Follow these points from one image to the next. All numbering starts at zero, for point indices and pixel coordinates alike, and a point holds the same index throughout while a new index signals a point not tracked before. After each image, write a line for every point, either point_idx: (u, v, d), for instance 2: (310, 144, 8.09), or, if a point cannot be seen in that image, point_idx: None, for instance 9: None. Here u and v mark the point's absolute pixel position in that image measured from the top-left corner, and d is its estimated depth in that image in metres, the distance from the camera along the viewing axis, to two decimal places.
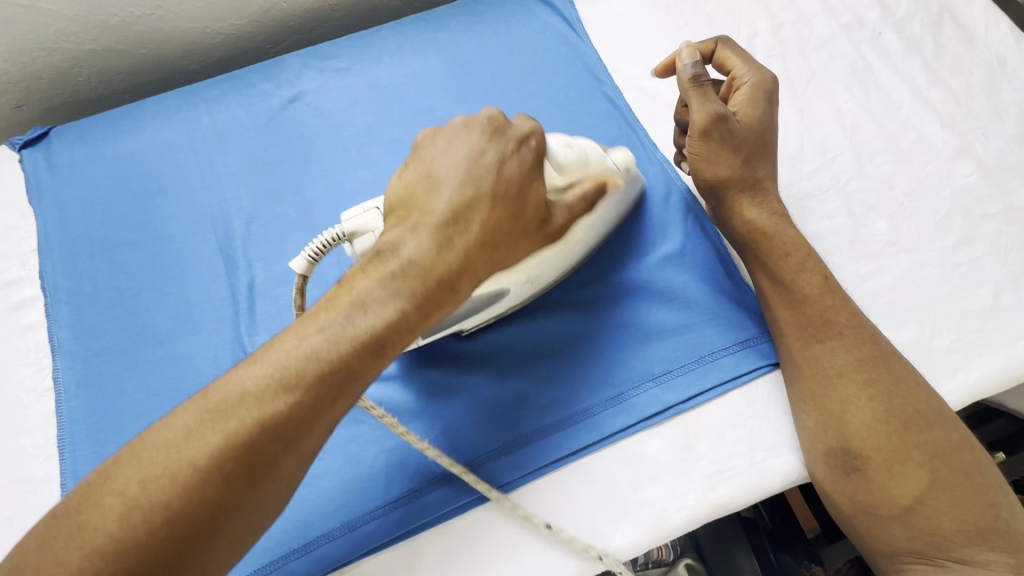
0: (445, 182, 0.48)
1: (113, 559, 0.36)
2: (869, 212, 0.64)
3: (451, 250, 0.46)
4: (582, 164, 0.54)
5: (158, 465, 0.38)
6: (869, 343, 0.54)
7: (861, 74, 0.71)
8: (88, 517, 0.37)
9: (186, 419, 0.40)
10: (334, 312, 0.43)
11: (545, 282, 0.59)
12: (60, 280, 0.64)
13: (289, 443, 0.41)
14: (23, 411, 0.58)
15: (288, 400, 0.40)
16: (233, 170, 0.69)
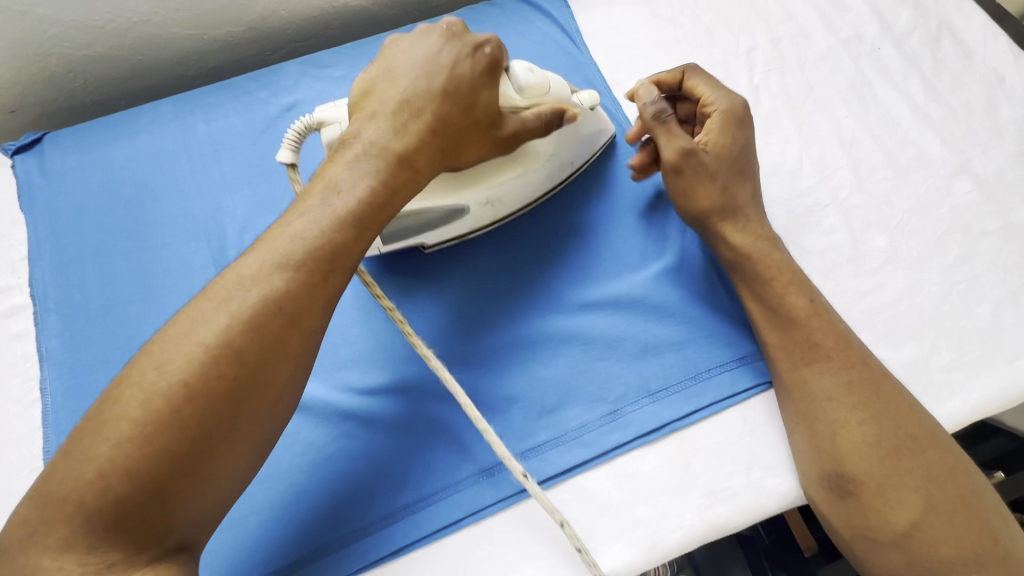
0: (402, 78, 0.52)
1: (141, 442, 0.39)
2: (867, 228, 0.64)
3: (405, 134, 0.50)
4: (542, 86, 0.55)
5: (171, 351, 0.41)
6: (859, 364, 0.53)
7: (859, 89, 0.71)
8: (112, 413, 0.40)
9: (189, 314, 0.43)
10: (310, 201, 0.47)
11: (509, 205, 0.62)
12: (50, 288, 0.63)
13: (293, 316, 0.44)
14: (8, 422, 0.57)
15: (283, 278, 0.44)
16: (228, 179, 0.69)
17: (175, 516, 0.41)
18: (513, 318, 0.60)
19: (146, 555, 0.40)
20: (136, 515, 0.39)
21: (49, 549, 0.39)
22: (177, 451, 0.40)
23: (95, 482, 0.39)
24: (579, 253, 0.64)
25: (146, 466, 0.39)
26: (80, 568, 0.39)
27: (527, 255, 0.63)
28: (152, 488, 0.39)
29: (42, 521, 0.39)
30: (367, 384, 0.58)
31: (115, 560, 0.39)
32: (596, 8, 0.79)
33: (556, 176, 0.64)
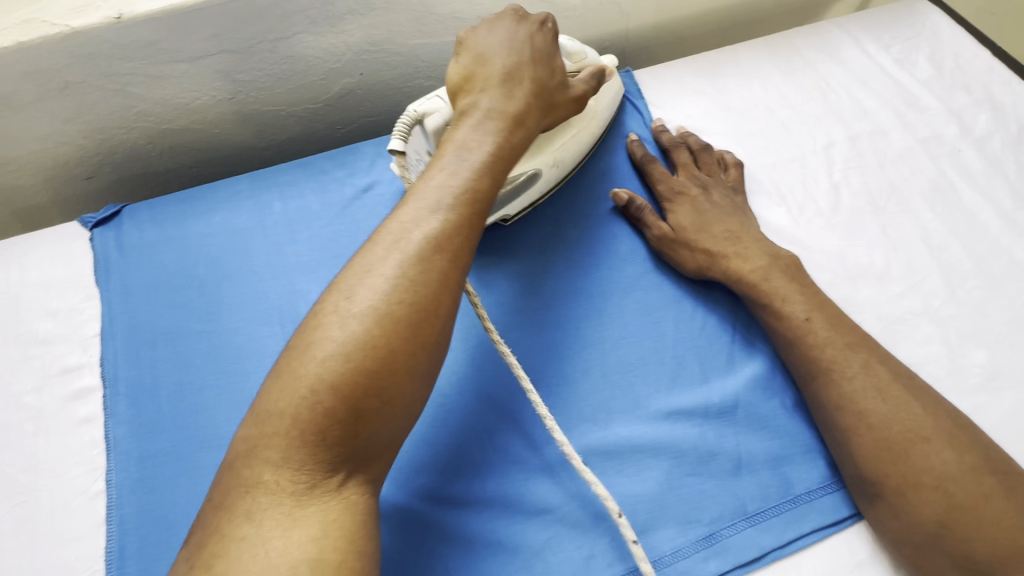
0: (494, 56, 0.58)
1: (343, 360, 0.42)
2: (964, 341, 0.61)
3: (514, 98, 0.56)
4: (581, 52, 0.65)
5: (358, 285, 0.45)
6: (865, 372, 0.55)
7: (943, 191, 0.70)
8: (311, 339, 0.43)
9: (363, 258, 0.47)
10: (447, 156, 0.52)
11: (569, 163, 0.69)
12: (121, 370, 0.62)
13: (453, 253, 0.47)
14: (71, 516, 0.55)
15: (441, 216, 0.48)
16: (303, 261, 0.68)
17: (364, 438, 0.43)
18: (597, 418, 0.58)
19: (340, 478, 0.42)
20: (338, 432, 0.42)
21: (270, 462, 0.41)
22: (371, 367, 0.42)
23: (307, 398, 0.42)
24: (663, 353, 0.61)
25: (346, 382, 0.42)
26: (291, 487, 0.41)
27: (608, 353, 0.61)
28: (351, 407, 0.42)
29: (258, 441, 0.42)
30: (447, 492, 0.55)
31: (318, 480, 0.41)
32: (670, 99, 0.80)
33: (596, 133, 0.72)
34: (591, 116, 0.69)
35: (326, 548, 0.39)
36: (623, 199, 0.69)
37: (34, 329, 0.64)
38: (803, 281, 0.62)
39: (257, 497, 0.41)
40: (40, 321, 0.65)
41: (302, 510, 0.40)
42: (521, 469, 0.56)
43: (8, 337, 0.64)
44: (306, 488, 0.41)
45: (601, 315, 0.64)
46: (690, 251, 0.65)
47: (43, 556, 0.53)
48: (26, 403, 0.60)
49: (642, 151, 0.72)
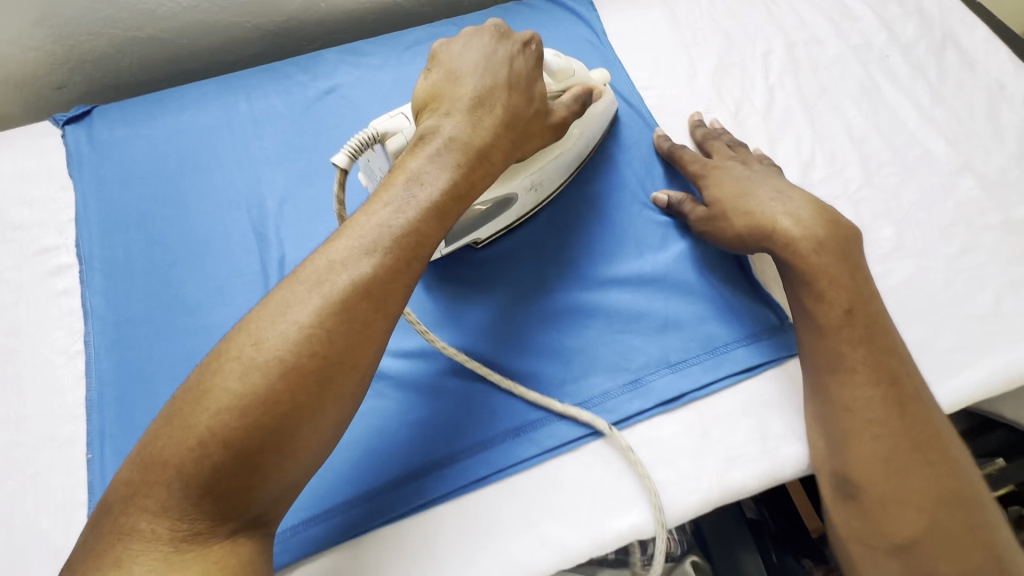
0: (468, 78, 0.57)
1: (236, 414, 0.42)
2: (876, 219, 0.67)
3: (482, 127, 0.54)
4: (567, 70, 0.64)
5: (268, 330, 0.44)
6: (887, 388, 0.52)
7: (869, 92, 0.76)
8: (209, 385, 0.43)
9: (284, 294, 0.46)
10: (395, 188, 0.50)
11: (550, 185, 0.67)
12: (96, 249, 0.66)
13: (381, 301, 0.47)
14: (53, 371, 0.60)
15: (371, 262, 0.47)
16: (268, 155, 0.72)
17: (259, 490, 0.43)
18: (555, 315, 0.62)
19: (228, 528, 0.43)
20: (227, 484, 0.42)
21: (147, 510, 0.41)
22: (269, 425, 0.43)
23: (194, 450, 0.41)
24: (605, 234, 0.67)
25: (239, 435, 0.42)
26: (170, 533, 0.41)
27: (554, 234, 0.67)
28: (246, 458, 0.42)
29: (138, 488, 0.42)
30: (400, 347, 0.61)
31: (201, 529, 0.42)
32: (621, 10, 0.83)
33: (581, 157, 0.69)
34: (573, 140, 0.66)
35: None
36: (662, 201, 0.68)
37: (11, 215, 0.68)
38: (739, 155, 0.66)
39: (129, 544, 0.41)
40: (16, 208, 0.68)
41: (177, 561, 0.41)
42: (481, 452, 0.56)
43: None
44: (186, 535, 0.41)
45: (567, 229, 0.67)
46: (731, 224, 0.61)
47: (28, 404, 0.58)
48: (6, 278, 0.64)
49: (626, 80, 0.76)
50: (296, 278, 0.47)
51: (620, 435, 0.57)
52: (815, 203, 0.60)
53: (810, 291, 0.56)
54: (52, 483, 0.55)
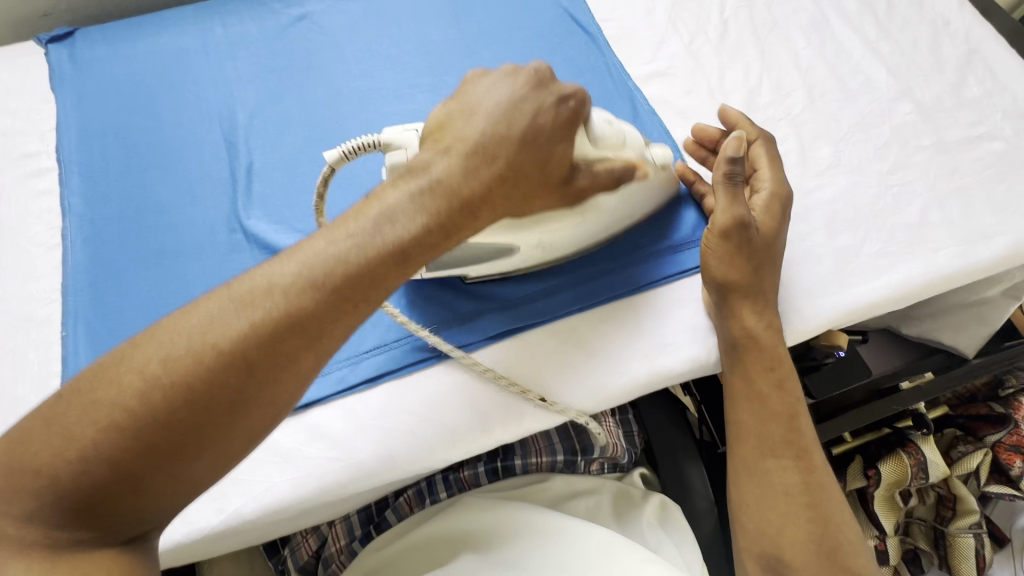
0: (479, 115, 0.51)
1: (127, 432, 0.37)
2: (815, 139, 0.70)
3: (474, 175, 0.48)
4: (617, 136, 0.57)
5: (179, 345, 0.39)
6: (808, 472, 0.54)
7: (819, 26, 0.78)
8: (99, 395, 0.38)
9: (208, 306, 0.41)
10: (363, 220, 0.45)
11: (562, 248, 0.62)
12: (74, 154, 0.69)
13: (310, 337, 0.42)
14: (32, 261, 0.64)
15: (313, 297, 0.42)
16: (241, 74, 0.75)
17: (145, 510, 0.38)
18: (519, 301, 0.62)
19: (109, 542, 0.38)
20: (108, 503, 0.37)
21: (16, 514, 0.36)
22: (161, 450, 0.38)
23: (76, 463, 0.36)
24: None
25: (126, 455, 0.37)
26: (39, 540, 0.36)
27: None
28: (131, 479, 0.37)
29: (4, 492, 0.37)
30: None
31: (76, 540, 0.37)
32: None
33: (612, 227, 0.63)
34: (603, 212, 0.59)
35: None
36: (732, 150, 0.59)
37: None
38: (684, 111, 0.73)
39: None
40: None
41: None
42: (424, 460, 0.56)
43: None
44: (64, 543, 0.37)
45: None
46: (733, 271, 0.58)
47: (9, 288, 0.62)
48: None
49: (586, 10, 0.79)
50: (227, 291, 0.41)
51: (561, 324, 0.61)
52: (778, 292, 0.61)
53: (768, 378, 0.57)
54: (29, 355, 0.59)
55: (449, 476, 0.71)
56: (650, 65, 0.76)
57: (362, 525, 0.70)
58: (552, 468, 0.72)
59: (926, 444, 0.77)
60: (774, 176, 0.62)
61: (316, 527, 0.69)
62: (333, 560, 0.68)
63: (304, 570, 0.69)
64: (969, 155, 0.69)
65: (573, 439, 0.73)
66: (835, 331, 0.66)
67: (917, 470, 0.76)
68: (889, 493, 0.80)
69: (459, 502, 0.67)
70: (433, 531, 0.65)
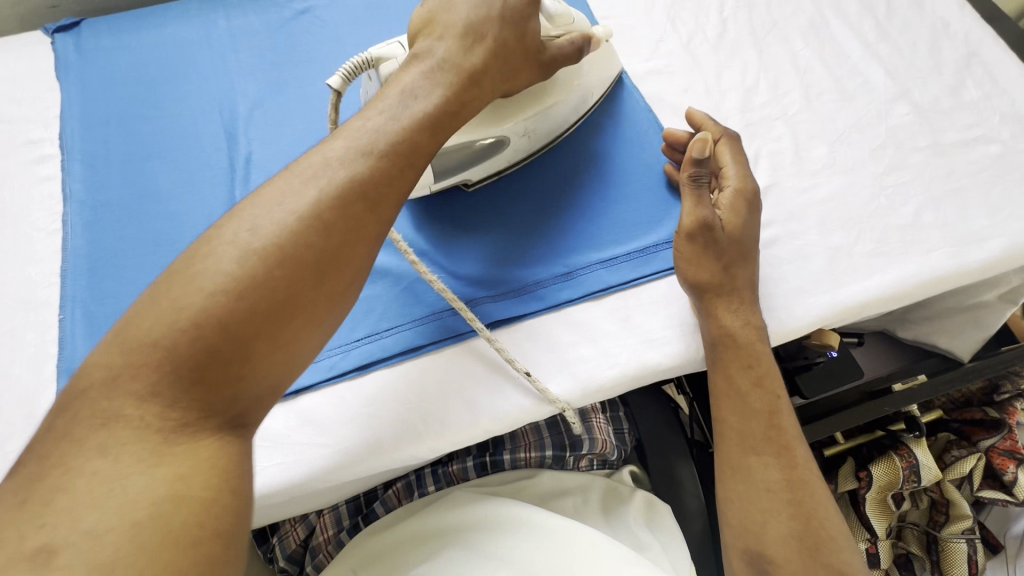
0: (459, 4, 0.55)
1: (231, 296, 0.40)
2: (811, 139, 0.70)
3: (474, 53, 0.53)
4: (566, 16, 0.60)
5: (263, 216, 0.42)
6: (790, 467, 0.54)
7: (818, 27, 0.79)
8: (199, 269, 0.41)
9: (275, 186, 0.44)
10: (389, 98, 0.49)
11: (541, 136, 0.66)
12: (77, 142, 0.70)
13: (373, 200, 0.46)
14: (32, 245, 0.65)
15: (367, 163, 0.46)
16: (243, 65, 0.76)
17: (251, 378, 0.41)
18: (509, 293, 0.62)
19: (219, 419, 0.40)
20: (219, 371, 0.40)
21: (134, 395, 0.38)
22: (264, 311, 0.41)
23: (189, 331, 0.39)
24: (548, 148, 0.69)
25: (235, 320, 0.40)
26: (157, 424, 0.38)
27: None
28: (240, 342, 0.40)
29: (117, 374, 0.38)
30: None
31: (192, 420, 0.39)
32: None
33: (576, 110, 0.68)
34: (568, 90, 0.64)
35: (193, 486, 0.37)
36: (699, 151, 0.61)
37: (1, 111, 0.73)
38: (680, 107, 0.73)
39: (114, 431, 0.37)
40: (6, 105, 0.74)
41: (166, 457, 0.37)
42: (414, 448, 0.57)
43: None
44: (174, 427, 0.38)
45: (536, 221, 0.66)
46: (708, 272, 0.59)
47: (9, 271, 0.64)
48: None
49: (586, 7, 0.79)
50: (291, 170, 0.45)
51: (550, 318, 0.62)
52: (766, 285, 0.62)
53: (747, 375, 0.57)
54: (26, 337, 0.60)
55: (438, 470, 0.71)
56: (647, 63, 0.77)
57: (351, 515, 0.70)
58: (541, 463, 0.72)
59: (919, 447, 0.76)
60: (740, 171, 0.63)
61: (305, 516, 0.70)
62: (320, 550, 0.69)
63: (292, 558, 0.69)
64: (965, 158, 0.69)
65: (562, 434, 0.73)
66: (827, 331, 0.64)
67: (909, 473, 0.76)
68: (881, 496, 0.80)
69: (451, 494, 0.67)
70: (416, 527, 0.64)
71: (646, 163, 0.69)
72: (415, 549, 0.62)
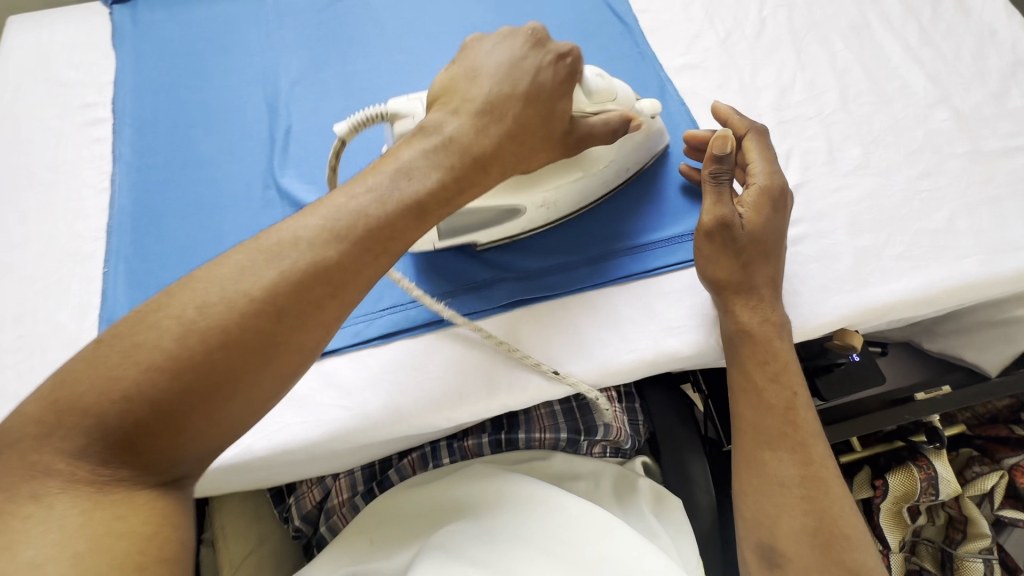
0: (484, 78, 0.55)
1: (169, 372, 0.40)
2: (845, 140, 0.70)
3: (486, 133, 0.53)
4: (607, 92, 0.58)
5: (215, 294, 0.43)
6: (806, 462, 0.54)
7: (859, 29, 0.78)
8: (142, 337, 0.41)
9: (234, 261, 0.44)
10: (381, 176, 0.50)
11: (563, 208, 0.64)
12: (128, 108, 0.74)
13: (334, 287, 0.46)
14: (83, 201, 0.68)
15: (335, 248, 0.46)
16: (287, 43, 0.79)
17: (184, 449, 0.41)
18: (534, 275, 0.63)
19: (155, 477, 0.41)
20: (153, 438, 0.40)
21: (65, 452, 0.39)
22: (200, 390, 0.41)
23: (120, 402, 0.39)
24: None
25: (171, 395, 0.40)
26: (90, 478, 0.39)
27: None
28: (174, 416, 0.40)
29: (55, 428, 0.39)
30: None
31: (121, 478, 0.40)
32: None
33: (607, 185, 0.65)
34: (596, 167, 0.62)
35: (124, 530, 0.38)
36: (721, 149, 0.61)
37: (60, 75, 0.77)
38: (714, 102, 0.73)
39: (45, 481, 0.38)
40: (65, 71, 0.78)
41: (97, 513, 0.38)
42: (433, 418, 0.58)
43: (37, 79, 0.77)
44: (107, 481, 0.39)
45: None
46: (727, 270, 0.59)
47: (60, 225, 0.67)
48: (51, 125, 0.73)
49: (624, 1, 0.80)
50: (255, 243, 0.45)
51: (573, 300, 0.62)
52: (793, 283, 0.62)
53: (762, 372, 0.57)
54: (73, 287, 0.63)
55: (454, 444, 0.73)
56: (683, 58, 0.77)
57: (365, 481, 0.72)
58: (554, 446, 0.73)
59: (939, 459, 0.75)
60: (766, 167, 0.62)
61: (321, 479, 0.72)
62: (335, 512, 0.71)
63: (307, 519, 0.72)
64: (1005, 166, 0.68)
65: (577, 419, 0.74)
66: (850, 332, 0.63)
67: (926, 485, 0.75)
68: (895, 508, 0.79)
69: (468, 468, 0.68)
70: (430, 497, 0.66)
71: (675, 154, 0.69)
72: (427, 521, 0.65)
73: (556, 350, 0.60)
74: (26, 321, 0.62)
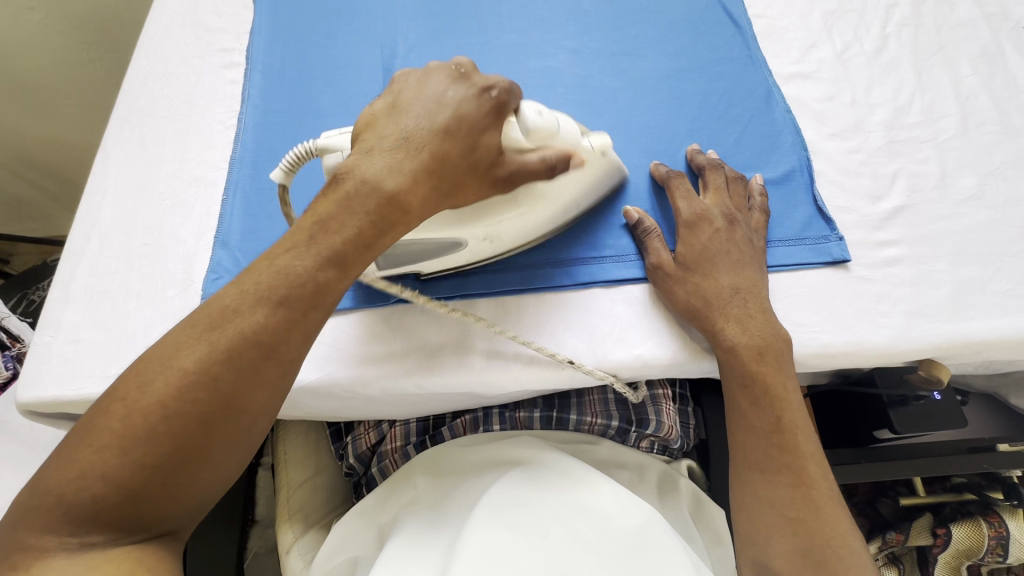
0: (404, 115, 0.52)
1: (119, 450, 0.43)
2: (960, 168, 0.67)
3: (401, 172, 0.50)
4: (547, 129, 0.55)
5: (155, 373, 0.45)
6: (797, 484, 0.52)
7: (991, 57, 0.74)
8: (98, 422, 0.44)
9: (168, 342, 0.46)
10: (301, 234, 0.49)
11: (506, 241, 0.62)
12: (261, 55, 0.80)
13: (270, 347, 0.46)
14: (213, 133, 0.76)
15: (263, 312, 0.46)
16: (408, 10, 0.83)
17: (150, 517, 0.43)
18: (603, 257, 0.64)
19: (137, 536, 0.43)
20: (110, 512, 0.42)
21: (33, 531, 0.42)
22: (152, 463, 0.43)
23: (76, 481, 0.42)
24: (681, 131, 0.71)
25: (126, 471, 0.42)
26: (63, 543, 0.41)
27: (634, 118, 0.72)
28: (130, 490, 0.42)
29: (27, 512, 0.42)
30: None
31: (94, 542, 0.42)
32: None
33: (560, 217, 0.63)
34: (539, 203, 0.58)
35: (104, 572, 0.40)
36: (632, 218, 0.64)
37: (205, 21, 0.85)
38: (821, 114, 0.72)
39: (25, 556, 0.41)
40: (210, 17, 0.85)
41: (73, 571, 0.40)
42: (485, 391, 0.61)
43: (185, 23, 0.85)
44: (78, 548, 0.42)
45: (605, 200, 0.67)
46: (684, 291, 0.60)
47: (191, 151, 0.74)
48: (193, 64, 0.81)
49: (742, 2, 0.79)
50: (190, 320, 0.47)
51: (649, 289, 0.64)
52: (884, 305, 0.60)
53: (744, 394, 0.57)
54: (196, 209, 0.70)
55: (506, 412, 0.74)
56: (794, 66, 0.75)
57: (418, 433, 0.75)
58: (603, 433, 0.74)
59: (1012, 518, 0.73)
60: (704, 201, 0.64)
61: (378, 424, 0.76)
62: (387, 456, 0.74)
63: (360, 458, 0.76)
64: None
65: (629, 410, 0.73)
66: (938, 364, 0.59)
67: (995, 544, 0.72)
68: (954, 563, 0.75)
69: (518, 437, 0.70)
70: (457, 458, 0.69)
71: (775, 162, 0.68)
72: (450, 484, 0.67)
73: (620, 332, 0.62)
74: (153, 232, 0.69)
